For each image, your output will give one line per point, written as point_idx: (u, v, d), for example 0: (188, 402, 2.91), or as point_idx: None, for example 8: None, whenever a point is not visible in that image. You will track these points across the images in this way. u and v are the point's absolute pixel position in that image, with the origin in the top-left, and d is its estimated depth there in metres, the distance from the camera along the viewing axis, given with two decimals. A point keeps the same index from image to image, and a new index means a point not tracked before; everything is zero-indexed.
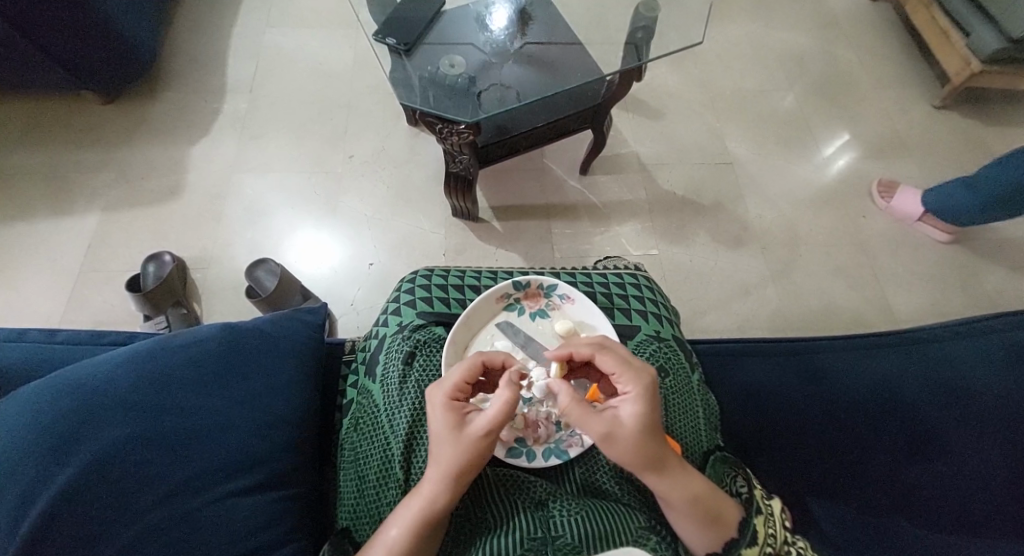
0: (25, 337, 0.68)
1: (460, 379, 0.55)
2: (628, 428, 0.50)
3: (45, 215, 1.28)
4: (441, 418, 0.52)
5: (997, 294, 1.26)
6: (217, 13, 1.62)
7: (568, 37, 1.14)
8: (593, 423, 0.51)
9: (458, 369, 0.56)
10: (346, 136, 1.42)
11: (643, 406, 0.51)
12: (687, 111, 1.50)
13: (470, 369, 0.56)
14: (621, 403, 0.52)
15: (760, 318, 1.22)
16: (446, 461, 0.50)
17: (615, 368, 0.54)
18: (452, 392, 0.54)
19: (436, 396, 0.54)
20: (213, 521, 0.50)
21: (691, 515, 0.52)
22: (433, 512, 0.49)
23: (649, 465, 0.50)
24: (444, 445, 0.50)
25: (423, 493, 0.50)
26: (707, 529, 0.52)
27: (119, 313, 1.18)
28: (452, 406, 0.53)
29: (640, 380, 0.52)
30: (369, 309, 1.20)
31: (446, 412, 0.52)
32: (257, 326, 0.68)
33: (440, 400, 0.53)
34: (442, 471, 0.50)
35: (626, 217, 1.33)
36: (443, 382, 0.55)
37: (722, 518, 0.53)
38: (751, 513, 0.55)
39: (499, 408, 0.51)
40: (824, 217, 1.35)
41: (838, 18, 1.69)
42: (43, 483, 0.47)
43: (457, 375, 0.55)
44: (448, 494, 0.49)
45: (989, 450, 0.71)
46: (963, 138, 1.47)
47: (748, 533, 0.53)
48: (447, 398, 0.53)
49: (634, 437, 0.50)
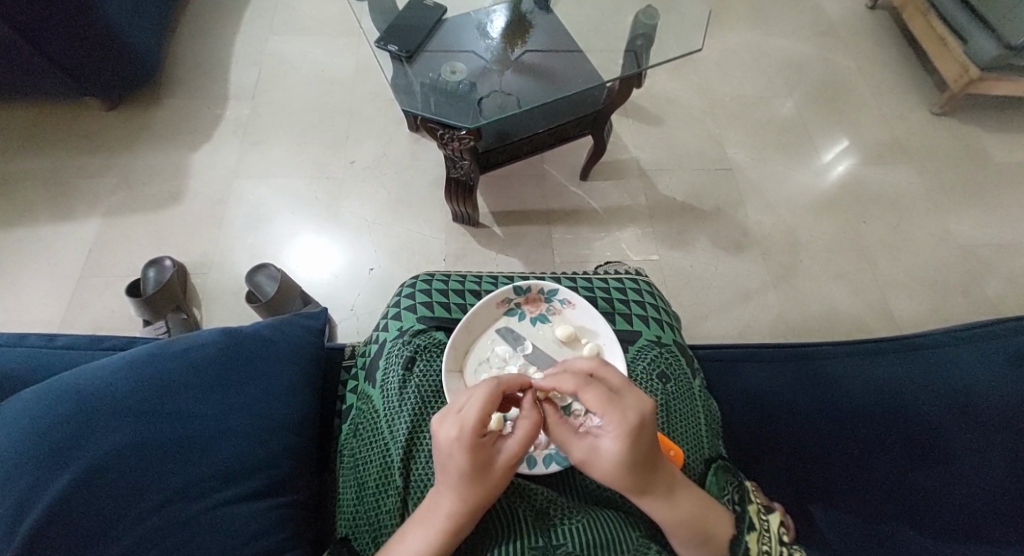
0: (24, 342, 0.68)
1: (478, 415, 0.50)
2: (604, 458, 0.50)
3: (47, 220, 1.29)
4: (466, 458, 0.48)
5: (998, 299, 1.26)
6: (221, 20, 1.63)
7: (569, 44, 1.14)
8: (572, 450, 0.52)
9: (475, 401, 0.50)
10: (347, 142, 1.42)
11: (622, 445, 0.49)
12: (687, 117, 1.51)
13: (488, 402, 0.50)
14: (603, 434, 0.50)
15: (761, 323, 1.21)
16: (468, 497, 0.49)
17: (599, 404, 0.51)
18: (473, 430, 0.49)
19: (454, 434, 0.49)
20: (210, 527, 0.49)
21: (683, 535, 0.52)
22: (450, 544, 0.49)
23: (633, 490, 0.51)
24: (466, 481, 0.49)
25: (439, 526, 0.49)
26: (695, 548, 0.53)
27: (120, 318, 1.18)
28: (474, 443, 0.49)
29: (624, 421, 0.49)
30: (368, 314, 1.20)
31: (470, 452, 0.48)
32: (256, 331, 0.68)
33: (459, 439, 0.48)
34: (461, 505, 0.49)
35: (626, 223, 1.33)
36: (462, 417, 0.49)
37: (713, 539, 0.53)
38: (744, 531, 0.55)
39: (522, 432, 0.51)
40: (824, 224, 1.35)
41: (836, 26, 1.71)
42: (39, 487, 0.46)
43: (472, 408, 0.50)
44: (464, 526, 0.49)
45: (991, 455, 0.71)
46: (962, 144, 1.48)
47: (740, 550, 0.54)
48: (467, 435, 0.49)
49: (612, 469, 0.50)
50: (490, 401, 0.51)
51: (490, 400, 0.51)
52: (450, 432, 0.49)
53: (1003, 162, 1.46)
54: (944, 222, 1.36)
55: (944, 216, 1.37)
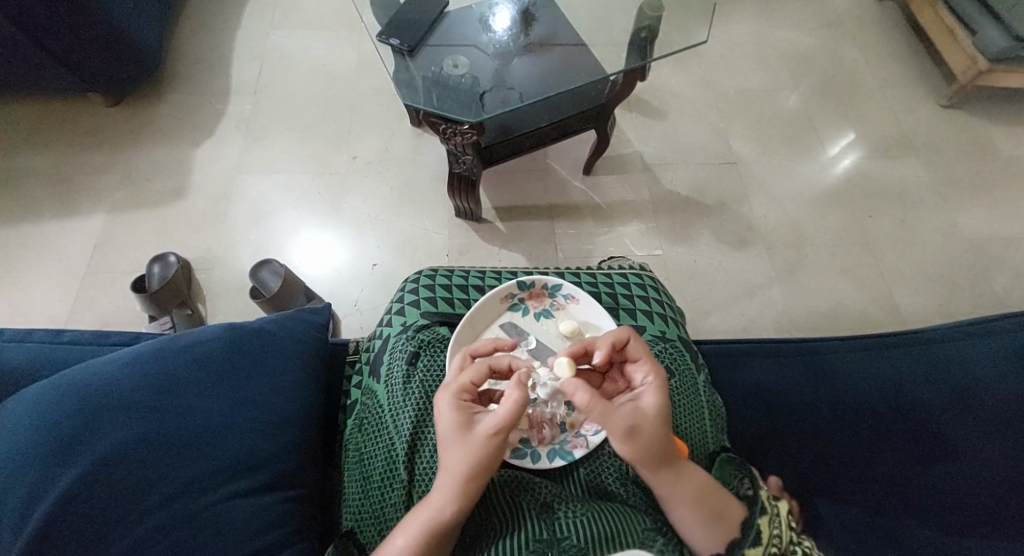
0: (30, 338, 0.68)
1: (470, 379, 0.53)
2: (650, 415, 0.51)
3: (52, 216, 1.29)
4: (450, 416, 0.51)
5: (1005, 294, 1.25)
6: (222, 15, 1.62)
7: (572, 37, 1.13)
8: (616, 416, 0.49)
9: (469, 369, 0.54)
10: (350, 137, 1.42)
11: (661, 396, 0.52)
12: (691, 111, 1.49)
13: (479, 369, 0.54)
14: (641, 393, 0.53)
15: (765, 318, 1.21)
16: (454, 468, 0.48)
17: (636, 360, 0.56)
18: (460, 392, 0.52)
19: (445, 396, 0.52)
20: (216, 522, 0.49)
21: (691, 511, 0.51)
22: (444, 526, 0.47)
23: (655, 462, 0.50)
24: (447, 446, 0.49)
25: (434, 504, 0.48)
26: (709, 528, 0.51)
27: (125, 314, 1.18)
28: (462, 406, 0.51)
29: (659, 372, 0.55)
30: (372, 309, 1.20)
31: (457, 411, 0.51)
32: (261, 326, 0.67)
33: (450, 400, 0.52)
34: (444, 475, 0.48)
35: (630, 218, 1.33)
36: (453, 383, 0.53)
37: (722, 517, 0.52)
38: (755, 513, 0.52)
39: (507, 409, 0.48)
40: (830, 218, 1.34)
41: (842, 17, 1.69)
42: (46, 484, 0.47)
43: (465, 374, 0.54)
44: (455, 505, 0.48)
45: (997, 450, 0.70)
46: (970, 137, 1.46)
47: (751, 532, 0.51)
48: (456, 392, 0.52)
49: (652, 420, 0.51)
50: (483, 370, 0.54)
51: (484, 368, 0.54)
52: (444, 395, 0.52)
53: (1011, 155, 1.44)
54: (951, 216, 1.35)
55: (951, 210, 1.36)
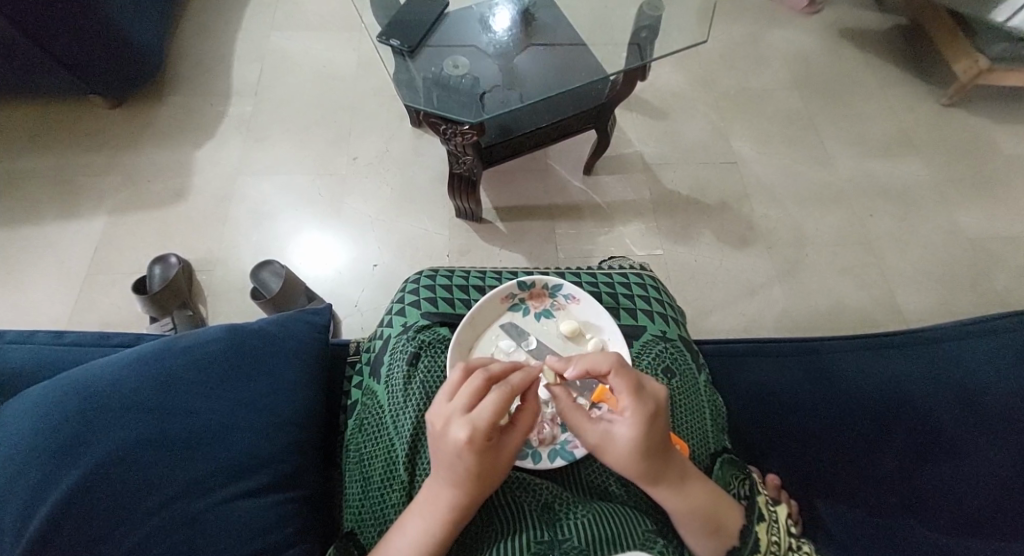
0: (33, 338, 0.68)
1: (491, 417, 0.46)
2: (621, 446, 0.49)
3: (54, 217, 1.29)
4: (475, 460, 0.46)
5: (1007, 293, 1.24)
6: (222, 17, 1.63)
7: (572, 37, 1.13)
8: (587, 434, 0.51)
9: (488, 405, 0.46)
10: (350, 138, 1.42)
11: (638, 429, 0.48)
12: (692, 110, 1.49)
13: (501, 405, 0.47)
14: (616, 420, 0.49)
15: (766, 318, 1.21)
16: (473, 492, 0.48)
17: (623, 389, 0.49)
18: (484, 436, 0.45)
19: (465, 437, 0.45)
20: (218, 522, 0.50)
21: (691, 524, 0.51)
22: (453, 531, 0.49)
23: (645, 478, 0.50)
24: (471, 478, 0.47)
25: (440, 516, 0.48)
26: (705, 538, 0.52)
27: (127, 315, 1.19)
28: (484, 447, 0.46)
29: (643, 407, 0.48)
30: (373, 310, 1.20)
31: (478, 454, 0.46)
32: (262, 327, 0.67)
33: (472, 443, 0.45)
34: (464, 499, 0.48)
35: (630, 217, 1.33)
36: (472, 419, 0.46)
37: (724, 527, 0.51)
38: (753, 520, 0.53)
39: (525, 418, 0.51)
40: (831, 217, 1.34)
41: (843, 16, 1.69)
42: (48, 485, 0.47)
43: (484, 408, 0.46)
44: (466, 514, 0.49)
45: (999, 449, 0.70)
46: (971, 136, 1.46)
47: (750, 540, 0.51)
48: (479, 440, 0.45)
49: (626, 454, 0.49)
50: (503, 405, 0.47)
51: (505, 401, 0.47)
52: (462, 433, 0.45)
53: (1012, 154, 1.44)
54: (952, 215, 1.34)
55: (952, 209, 1.35)
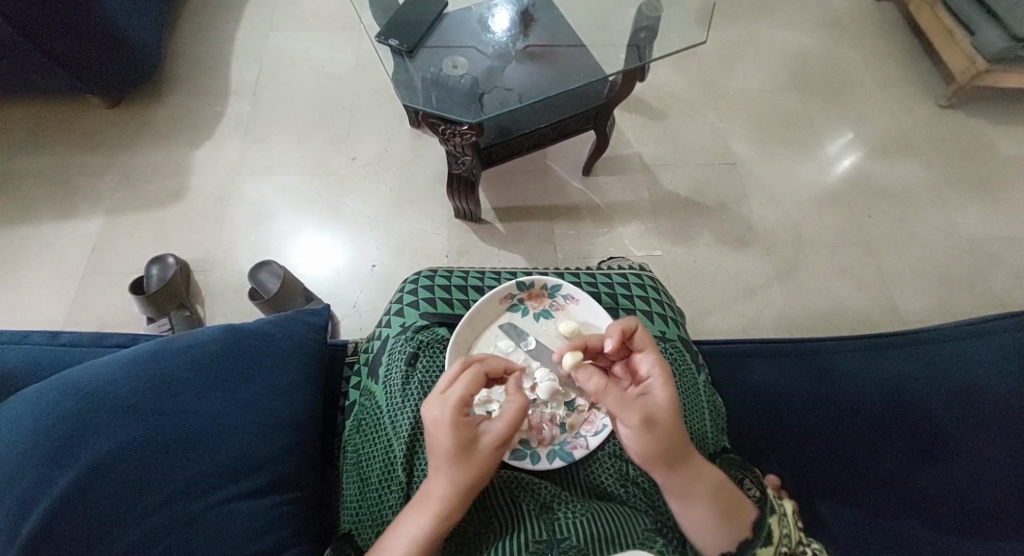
0: (27, 339, 0.68)
1: (464, 392, 0.51)
2: (666, 403, 0.50)
3: (50, 217, 1.29)
4: (451, 438, 0.48)
5: (1005, 294, 1.25)
6: (221, 17, 1.62)
7: (570, 38, 1.13)
8: (630, 406, 0.49)
9: (460, 381, 0.51)
10: (349, 138, 1.42)
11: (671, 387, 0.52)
12: (691, 111, 1.49)
13: (472, 380, 0.52)
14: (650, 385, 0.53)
15: (765, 318, 1.21)
16: (461, 480, 0.48)
17: (646, 347, 0.56)
18: (456, 407, 0.50)
19: (438, 412, 0.50)
20: (213, 525, 0.49)
21: (708, 508, 0.50)
22: (444, 525, 0.47)
23: (677, 455, 0.49)
24: (453, 461, 0.48)
25: (432, 510, 0.47)
26: (721, 521, 0.50)
27: (124, 316, 1.18)
28: (459, 422, 0.49)
29: (665, 362, 0.54)
30: (372, 311, 1.20)
31: (454, 430, 0.48)
32: (259, 328, 0.67)
33: (446, 418, 0.49)
34: (452, 489, 0.48)
35: (629, 218, 1.32)
36: (447, 397, 0.50)
37: (735, 511, 0.51)
38: (766, 513, 0.53)
39: (509, 414, 0.50)
40: (829, 218, 1.34)
41: (842, 18, 1.69)
42: (41, 487, 0.46)
43: (456, 387, 0.51)
44: (460, 508, 0.48)
45: (998, 448, 0.70)
46: (969, 137, 1.46)
47: (763, 532, 0.51)
48: (452, 413, 0.49)
49: (670, 413, 0.50)
50: (474, 381, 0.52)
51: (475, 378, 0.52)
52: (437, 410, 0.50)
53: (1010, 155, 1.45)
54: (950, 216, 1.35)
55: (950, 210, 1.36)
